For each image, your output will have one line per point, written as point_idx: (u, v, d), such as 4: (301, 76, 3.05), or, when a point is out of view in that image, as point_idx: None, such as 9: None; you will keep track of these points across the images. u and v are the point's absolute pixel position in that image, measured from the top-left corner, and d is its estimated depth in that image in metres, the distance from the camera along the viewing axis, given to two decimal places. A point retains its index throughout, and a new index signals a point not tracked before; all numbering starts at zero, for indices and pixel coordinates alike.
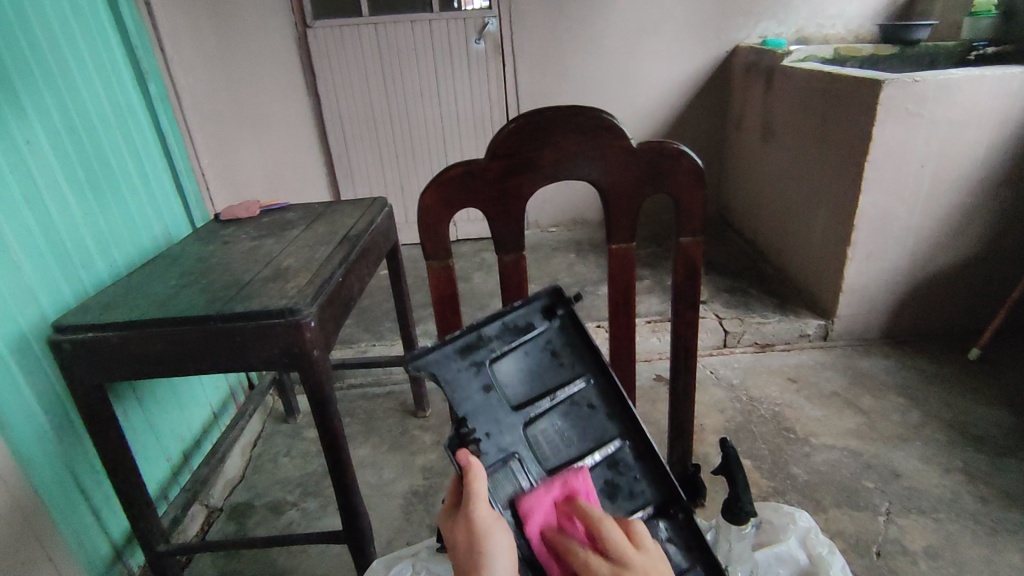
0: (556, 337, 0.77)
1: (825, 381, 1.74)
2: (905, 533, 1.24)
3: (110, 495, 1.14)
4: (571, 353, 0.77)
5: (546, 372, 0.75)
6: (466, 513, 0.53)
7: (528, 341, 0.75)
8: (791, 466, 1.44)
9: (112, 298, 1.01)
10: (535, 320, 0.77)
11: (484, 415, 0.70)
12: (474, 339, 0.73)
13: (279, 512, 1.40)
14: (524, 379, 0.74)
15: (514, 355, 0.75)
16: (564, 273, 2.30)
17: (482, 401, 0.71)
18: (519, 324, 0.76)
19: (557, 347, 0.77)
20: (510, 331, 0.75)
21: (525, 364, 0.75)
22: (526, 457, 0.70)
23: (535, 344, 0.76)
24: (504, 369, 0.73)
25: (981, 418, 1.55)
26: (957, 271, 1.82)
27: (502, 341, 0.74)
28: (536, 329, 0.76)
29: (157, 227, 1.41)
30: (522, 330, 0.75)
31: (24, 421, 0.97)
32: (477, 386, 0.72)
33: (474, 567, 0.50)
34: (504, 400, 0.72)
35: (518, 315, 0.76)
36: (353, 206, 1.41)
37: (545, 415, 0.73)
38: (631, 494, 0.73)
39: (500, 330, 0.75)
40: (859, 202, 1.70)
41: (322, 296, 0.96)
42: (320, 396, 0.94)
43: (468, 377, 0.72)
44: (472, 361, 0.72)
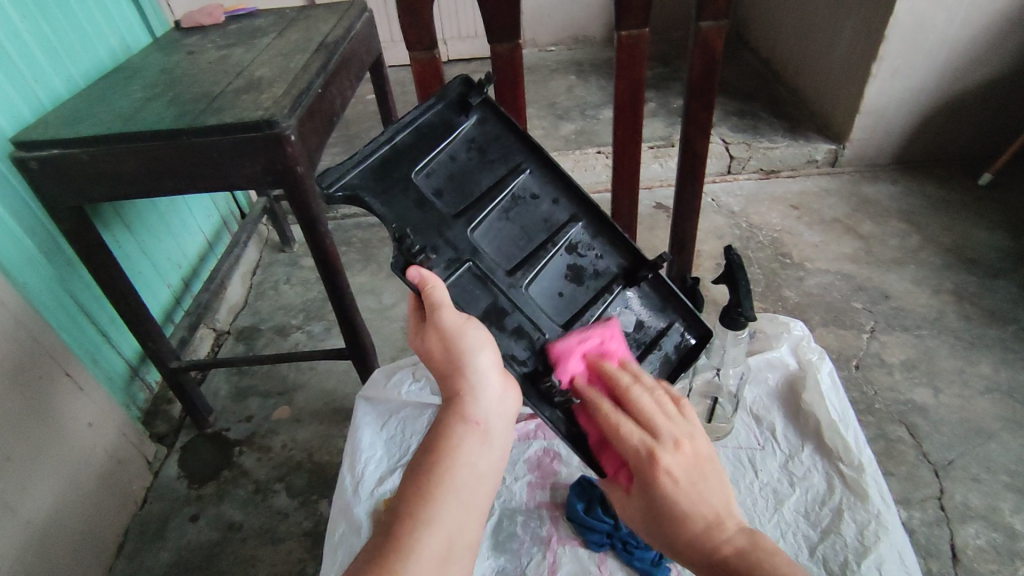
0: (483, 133, 0.71)
1: (828, 208, 1.70)
2: (885, 348, 1.30)
3: (115, 318, 1.17)
4: (497, 144, 0.71)
5: (475, 168, 0.70)
6: (434, 323, 0.59)
7: (449, 142, 0.69)
8: (784, 289, 1.46)
9: (72, 113, 0.93)
10: (452, 118, 0.69)
11: (424, 228, 0.66)
12: (389, 153, 0.66)
13: (285, 334, 1.46)
14: (454, 181, 0.69)
15: (435, 160, 0.68)
16: (564, 96, 2.15)
17: (416, 216, 0.66)
18: (434, 126, 0.69)
19: (481, 141, 0.71)
20: (428, 136, 0.68)
21: (449, 166, 0.69)
22: (481, 259, 0.67)
23: (457, 145, 0.70)
24: (429, 176, 0.67)
25: (980, 242, 1.54)
26: (987, 88, 1.69)
27: (420, 148, 0.67)
28: (458, 130, 0.70)
29: (112, 36, 1.27)
30: (439, 133, 0.69)
31: (11, 245, 0.94)
32: (406, 201, 0.66)
33: (456, 365, 0.58)
34: (440, 206, 0.67)
35: (429, 117, 0.68)
36: (328, 9, 1.25)
37: (489, 213, 0.69)
38: (596, 273, 0.73)
39: (413, 136, 0.67)
40: (896, 6, 1.52)
41: (302, 107, 0.88)
42: (309, 217, 0.90)
43: (394, 196, 0.65)
44: (394, 177, 0.66)
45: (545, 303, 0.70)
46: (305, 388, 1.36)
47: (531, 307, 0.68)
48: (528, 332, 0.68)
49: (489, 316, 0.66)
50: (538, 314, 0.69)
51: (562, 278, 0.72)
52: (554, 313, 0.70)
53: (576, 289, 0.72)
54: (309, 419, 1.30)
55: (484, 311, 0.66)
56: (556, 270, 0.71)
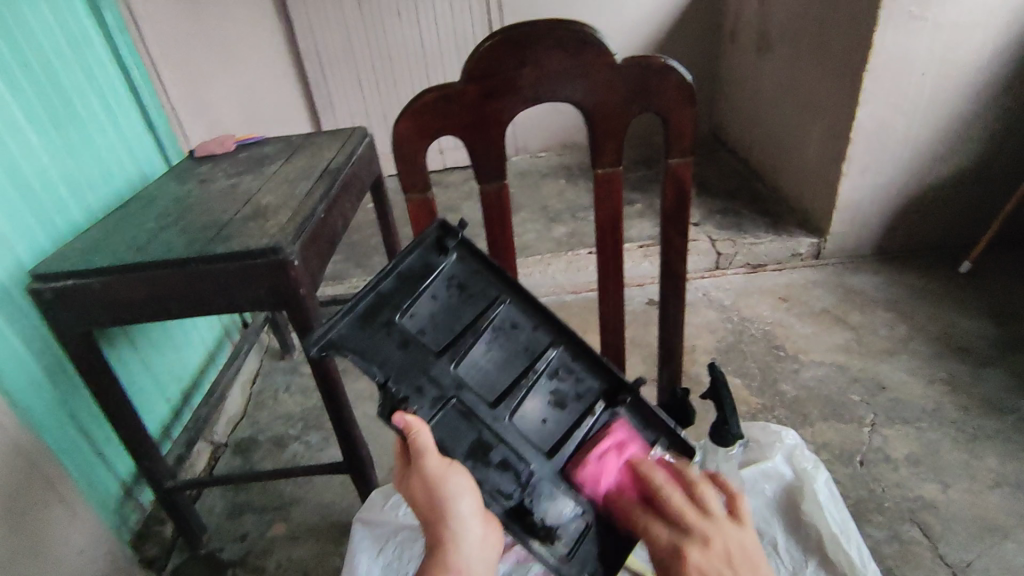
0: (463, 270, 0.71)
1: (815, 299, 1.75)
2: (888, 442, 1.29)
3: (113, 436, 1.17)
4: (476, 279, 0.71)
5: (456, 304, 0.70)
6: (418, 472, 0.59)
7: (431, 284, 0.69)
8: (780, 383, 1.47)
9: (89, 243, 0.98)
10: (432, 260, 0.70)
11: (407, 369, 0.65)
12: (374, 302, 0.65)
13: (283, 446, 1.44)
14: (437, 321, 0.68)
15: (419, 302, 0.68)
16: (555, 199, 2.26)
17: (400, 360, 0.65)
18: (416, 270, 0.69)
19: (461, 278, 0.71)
20: (410, 279, 0.68)
21: (432, 306, 0.68)
22: (465, 394, 0.66)
23: (438, 285, 0.70)
24: (412, 320, 0.67)
25: (968, 330, 1.57)
26: (953, 183, 1.79)
27: (403, 293, 0.67)
28: (438, 270, 0.70)
29: (130, 165, 1.36)
30: (420, 275, 0.69)
31: (18, 371, 0.97)
32: (391, 347, 0.65)
33: (440, 511, 0.60)
34: (424, 346, 0.66)
35: (410, 261, 0.68)
36: (331, 137, 1.35)
37: (470, 348, 0.68)
38: (578, 397, 0.72)
39: (397, 282, 0.67)
40: (857, 113, 1.64)
41: (305, 232, 0.94)
42: (309, 334, 0.93)
43: (379, 342, 0.64)
44: (378, 324, 0.65)
45: (529, 431, 0.68)
46: (301, 503, 1.33)
47: (516, 437, 0.66)
48: (515, 462, 0.66)
49: (475, 451, 0.65)
50: (522, 444, 0.67)
51: (546, 406, 0.70)
52: (538, 442, 0.68)
53: (559, 417, 0.70)
54: (304, 537, 1.26)
55: (469, 448, 0.65)
56: (540, 398, 0.70)
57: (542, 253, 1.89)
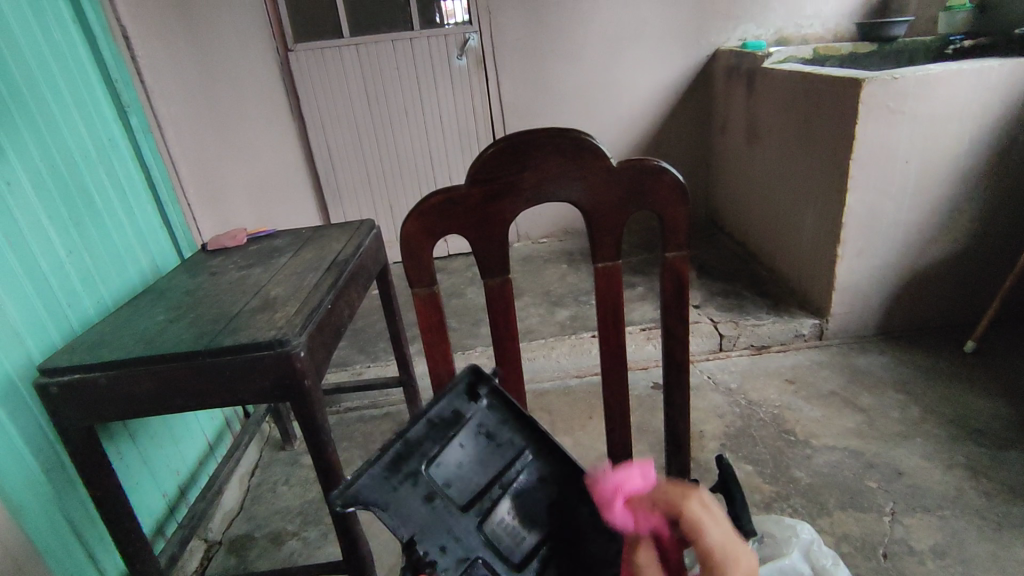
0: (490, 420, 0.76)
1: (822, 381, 1.73)
2: (911, 533, 1.23)
3: (105, 535, 1.13)
4: (503, 429, 0.76)
5: (483, 452, 0.74)
6: None
7: (458, 433, 0.73)
8: (793, 469, 1.43)
9: (99, 337, 1.00)
10: (460, 407, 0.74)
11: (429, 523, 0.68)
12: (402, 450, 0.70)
13: (279, 543, 1.39)
14: (464, 473, 0.72)
15: (447, 452, 0.72)
16: (557, 284, 2.29)
17: (425, 515, 0.69)
18: (445, 416, 0.74)
19: (489, 427, 0.75)
20: (438, 427, 0.72)
21: (460, 457, 0.73)
22: (487, 554, 0.70)
23: (467, 433, 0.74)
24: (440, 471, 0.71)
25: (980, 411, 1.54)
26: (947, 263, 1.82)
27: (432, 441, 0.72)
28: (465, 417, 0.74)
29: (144, 259, 1.40)
30: (448, 424, 0.73)
31: (16, 467, 0.95)
32: (417, 499, 0.69)
33: None
34: (449, 500, 0.70)
35: (441, 407, 0.73)
36: (340, 229, 1.40)
37: (494, 503, 0.72)
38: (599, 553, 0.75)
39: (426, 429, 0.72)
40: (847, 199, 1.70)
41: (312, 323, 0.96)
42: (312, 426, 0.92)
43: (405, 494, 0.69)
44: (405, 473, 0.69)
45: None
46: None
47: None
48: None
49: None
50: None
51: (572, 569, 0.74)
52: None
53: None
54: None
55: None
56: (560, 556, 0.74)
57: (545, 337, 1.90)
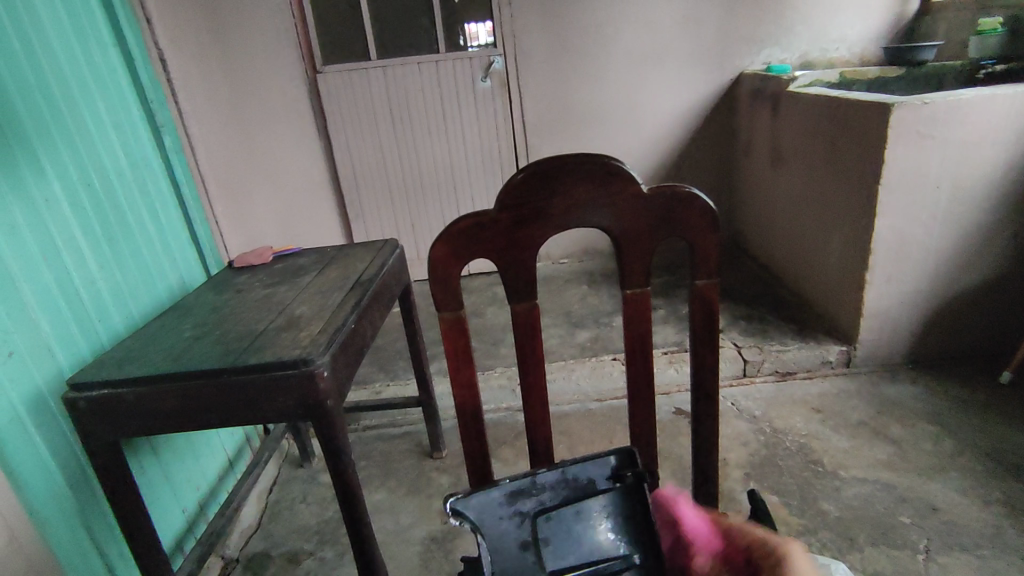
0: (624, 506, 0.71)
1: (851, 410, 1.68)
2: (947, 572, 1.18)
3: (125, 549, 1.13)
4: (630, 520, 0.71)
5: (602, 526, 0.70)
6: None
7: (584, 502, 0.71)
8: (821, 501, 1.38)
9: (128, 352, 1.01)
10: (597, 478, 0.72)
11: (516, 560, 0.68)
12: (525, 486, 0.71)
13: (296, 562, 1.38)
14: (571, 542, 0.69)
15: (566, 513, 0.70)
16: (578, 305, 2.28)
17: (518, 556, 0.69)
18: (579, 479, 0.72)
19: (616, 514, 0.71)
20: (569, 486, 0.72)
21: (576, 526, 0.70)
22: None
23: (592, 505, 0.71)
24: (549, 526, 0.70)
25: (1018, 445, 1.49)
26: (981, 291, 1.77)
27: (555, 493, 0.71)
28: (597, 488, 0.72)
29: (172, 275, 1.43)
30: (576, 489, 0.72)
31: (42, 480, 0.96)
32: (515, 540, 0.69)
33: None
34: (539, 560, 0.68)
35: (578, 469, 0.73)
36: (364, 248, 1.41)
37: None
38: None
39: (557, 481, 0.72)
40: (876, 224, 1.67)
41: (335, 343, 0.96)
42: (334, 447, 0.92)
43: (506, 528, 0.70)
44: (516, 510, 0.71)
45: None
46: None
47: None
48: None
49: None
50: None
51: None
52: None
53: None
54: None
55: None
56: None
57: (566, 359, 1.88)
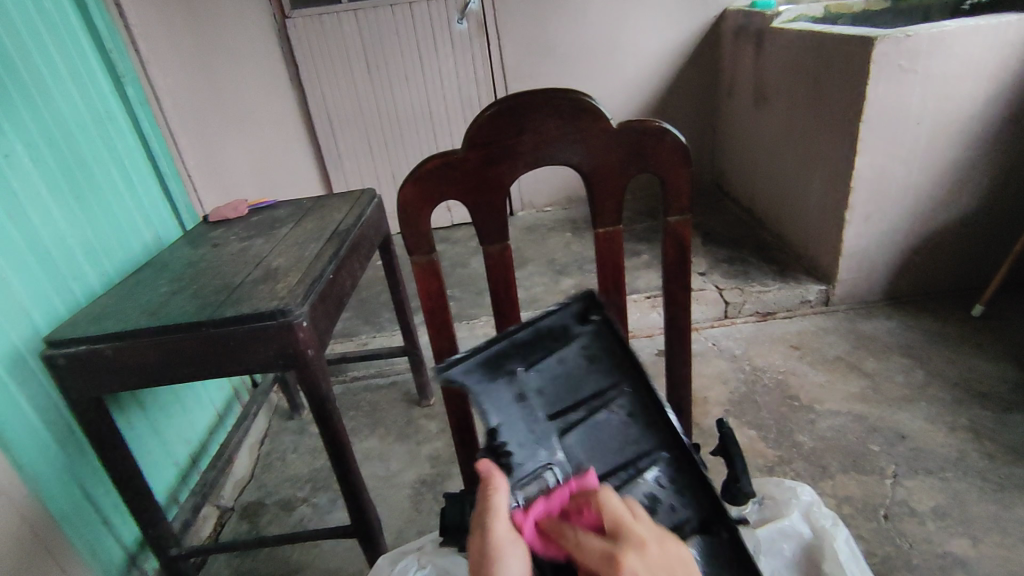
0: (596, 344, 0.69)
1: (828, 346, 1.73)
2: (912, 495, 1.24)
3: (119, 502, 1.15)
4: (608, 358, 0.69)
5: (578, 369, 0.68)
6: None
7: (562, 349, 0.68)
8: (796, 434, 1.43)
9: (104, 309, 1.00)
10: (570, 325, 0.69)
11: (519, 427, 0.64)
12: (501, 347, 0.66)
13: (290, 508, 1.42)
14: (559, 387, 0.67)
15: (546, 362, 0.67)
16: (561, 252, 2.28)
17: (514, 411, 0.64)
18: (553, 328, 0.69)
19: (592, 353, 0.69)
20: (546, 337, 0.68)
21: (559, 371, 0.67)
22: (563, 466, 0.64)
23: (569, 353, 0.68)
24: (535, 377, 0.67)
25: (986, 375, 1.54)
26: (957, 228, 1.80)
27: (538, 350, 0.67)
28: (572, 333, 0.69)
29: (146, 231, 1.40)
30: (554, 338, 0.68)
31: (29, 439, 0.97)
32: (508, 398, 0.65)
33: None
34: (538, 405, 0.66)
35: (551, 320, 0.68)
36: (342, 198, 1.39)
37: (578, 423, 0.67)
38: (672, 511, 0.64)
39: (532, 334, 0.67)
40: (855, 162, 1.67)
41: (313, 294, 0.96)
42: (317, 395, 0.93)
43: (499, 390, 0.65)
44: (503, 371, 0.65)
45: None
46: (307, 569, 1.26)
47: None
48: None
49: None
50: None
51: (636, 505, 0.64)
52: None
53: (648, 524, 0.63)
54: None
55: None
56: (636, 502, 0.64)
57: (550, 306, 1.90)
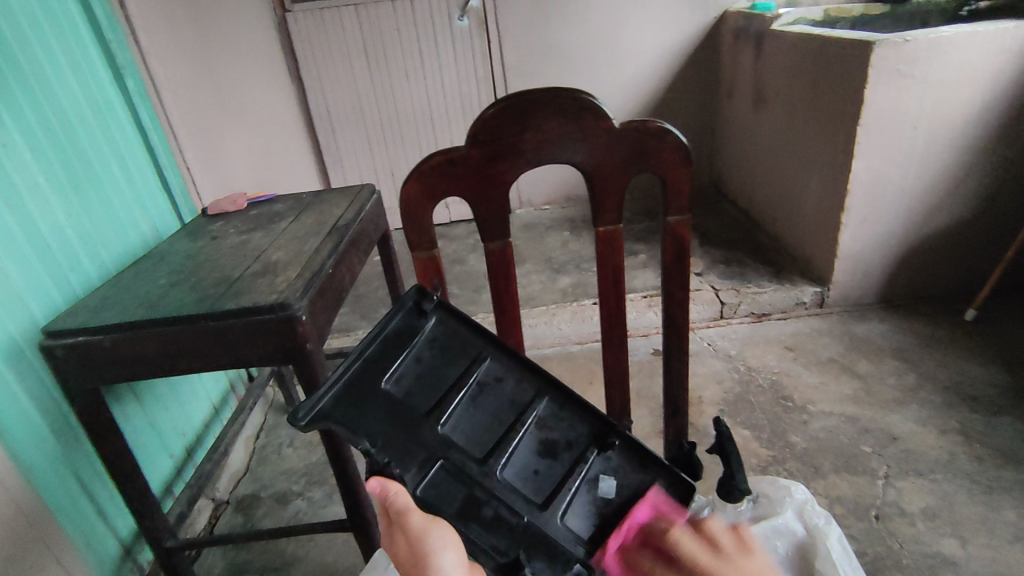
0: (444, 331, 0.71)
1: (822, 348, 1.74)
2: (903, 495, 1.25)
3: (114, 494, 1.15)
4: (457, 339, 0.71)
5: (434, 360, 0.70)
6: None
7: (412, 349, 0.69)
8: (790, 434, 1.45)
9: (103, 300, 1.00)
10: (411, 326, 0.70)
11: (397, 436, 0.64)
12: (357, 371, 0.66)
13: (285, 502, 1.42)
14: (423, 381, 0.68)
15: (402, 369, 0.68)
16: (559, 251, 2.29)
17: (388, 426, 0.65)
18: (398, 335, 0.70)
19: (441, 339, 0.71)
20: (393, 345, 0.69)
21: (415, 370, 0.69)
22: (452, 452, 0.65)
23: (420, 348, 0.70)
24: (397, 385, 0.67)
25: (978, 379, 1.56)
26: (951, 233, 1.81)
27: (390, 360, 0.68)
28: (418, 333, 0.70)
29: (144, 223, 1.40)
30: (402, 343, 0.69)
31: (25, 429, 0.97)
32: (379, 414, 0.65)
33: None
34: (411, 407, 0.66)
35: (392, 330, 0.70)
36: (341, 194, 1.39)
37: (453, 407, 0.67)
38: (568, 444, 0.70)
39: (381, 348, 0.68)
40: (852, 166, 1.69)
41: (313, 288, 0.96)
42: (316, 389, 0.93)
43: (367, 414, 0.65)
44: (365, 393, 0.65)
45: (521, 487, 0.66)
46: (301, 563, 1.27)
47: (555, 532, 0.65)
48: (553, 550, 0.63)
49: (465, 513, 0.63)
50: (521, 503, 0.65)
51: (531, 453, 0.69)
52: (532, 494, 0.66)
53: (548, 465, 0.68)
54: None
55: (460, 505, 0.63)
56: (526, 452, 0.69)
57: (547, 304, 1.90)
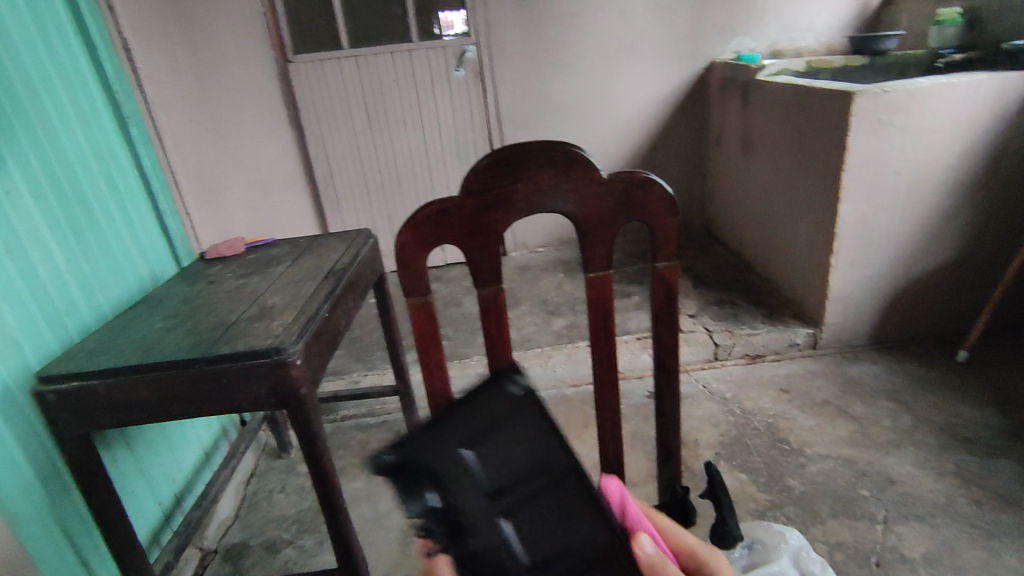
0: (540, 423, 0.56)
1: (816, 390, 1.74)
2: (903, 541, 1.24)
3: (100, 544, 1.13)
4: (552, 439, 0.55)
5: (522, 454, 0.54)
6: None
7: (501, 432, 0.55)
8: (787, 478, 1.43)
9: (99, 344, 1.01)
10: (507, 403, 0.56)
11: (455, 526, 0.52)
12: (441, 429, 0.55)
13: (275, 551, 1.39)
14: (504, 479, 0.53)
15: (488, 450, 0.54)
16: (553, 293, 2.31)
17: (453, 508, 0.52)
18: (490, 409, 0.56)
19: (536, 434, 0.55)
20: (484, 420, 0.56)
21: (501, 459, 0.54)
22: None
23: (512, 434, 0.55)
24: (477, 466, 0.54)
25: (972, 420, 1.56)
26: (938, 275, 1.84)
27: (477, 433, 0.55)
28: (513, 414, 0.56)
29: (141, 267, 1.41)
30: (493, 419, 0.56)
31: (12, 476, 0.95)
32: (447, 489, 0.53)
33: None
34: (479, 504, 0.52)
35: (486, 401, 0.57)
36: (338, 238, 1.41)
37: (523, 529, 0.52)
38: None
39: (469, 415, 0.56)
40: (839, 210, 1.73)
41: (308, 332, 0.96)
42: (309, 434, 0.93)
43: (436, 480, 0.53)
44: (440, 457, 0.54)
45: None
46: None
47: None
48: None
49: None
50: None
51: None
52: None
53: None
54: None
55: None
56: None
57: (542, 346, 1.91)
